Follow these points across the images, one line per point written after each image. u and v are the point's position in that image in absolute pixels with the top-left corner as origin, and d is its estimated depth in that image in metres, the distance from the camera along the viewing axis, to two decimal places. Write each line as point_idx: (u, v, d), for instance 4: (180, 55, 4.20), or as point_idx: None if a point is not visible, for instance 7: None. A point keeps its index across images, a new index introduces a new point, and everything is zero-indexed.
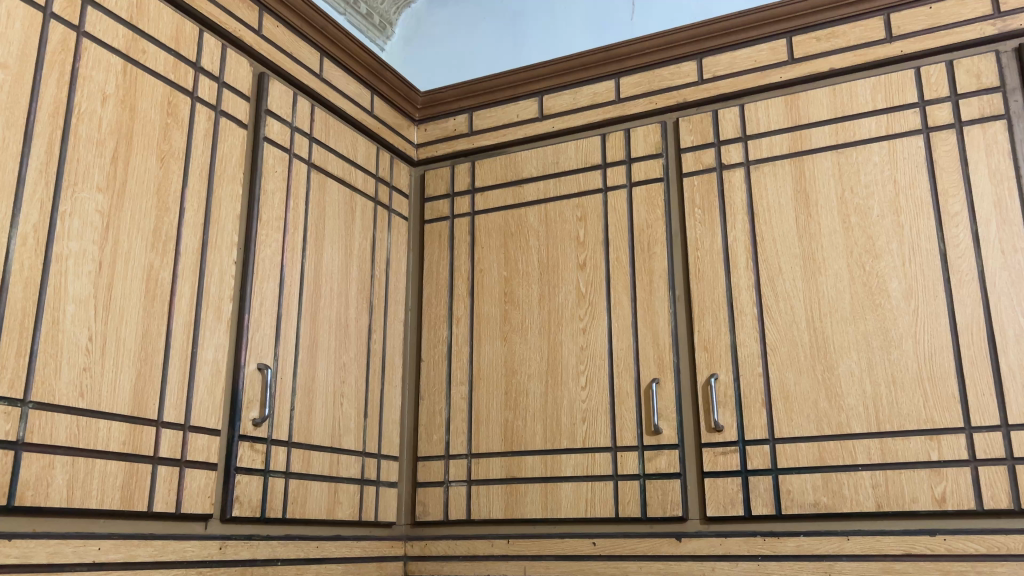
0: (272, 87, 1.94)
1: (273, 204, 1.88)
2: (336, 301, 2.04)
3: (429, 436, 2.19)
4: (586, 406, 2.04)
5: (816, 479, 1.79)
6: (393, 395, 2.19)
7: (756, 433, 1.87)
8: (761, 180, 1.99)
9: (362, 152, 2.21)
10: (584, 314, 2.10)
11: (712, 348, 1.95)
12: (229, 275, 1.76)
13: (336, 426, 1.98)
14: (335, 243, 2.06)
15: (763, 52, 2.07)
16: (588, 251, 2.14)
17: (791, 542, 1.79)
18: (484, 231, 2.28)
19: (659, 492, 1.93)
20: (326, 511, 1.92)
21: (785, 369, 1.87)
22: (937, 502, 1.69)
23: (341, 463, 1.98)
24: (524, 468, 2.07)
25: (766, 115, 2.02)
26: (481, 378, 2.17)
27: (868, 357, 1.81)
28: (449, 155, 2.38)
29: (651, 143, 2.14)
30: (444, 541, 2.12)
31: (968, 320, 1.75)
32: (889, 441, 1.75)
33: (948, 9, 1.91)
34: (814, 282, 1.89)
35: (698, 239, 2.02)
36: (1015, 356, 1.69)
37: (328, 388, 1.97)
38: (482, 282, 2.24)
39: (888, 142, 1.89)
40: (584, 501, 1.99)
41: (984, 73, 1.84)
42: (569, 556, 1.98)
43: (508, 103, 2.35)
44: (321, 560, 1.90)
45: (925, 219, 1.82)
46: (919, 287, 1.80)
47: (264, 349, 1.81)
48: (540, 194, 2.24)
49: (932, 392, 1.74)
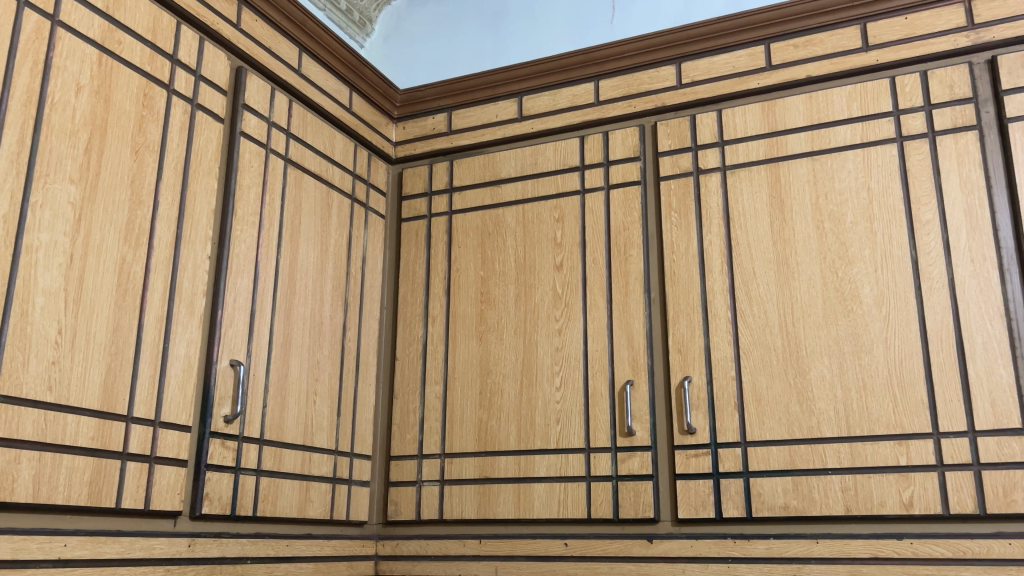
0: (250, 81, 1.92)
1: (249, 200, 1.87)
2: (311, 298, 2.02)
3: (402, 435, 2.18)
4: (560, 407, 2.05)
5: (786, 482, 1.80)
6: (367, 394, 2.19)
7: (728, 436, 1.88)
8: (737, 185, 2.01)
9: (340, 149, 2.19)
10: (561, 315, 2.11)
11: (686, 349, 1.96)
12: (203, 269, 1.75)
13: (308, 423, 1.97)
14: (311, 240, 2.04)
15: (741, 58, 2.08)
16: (565, 252, 2.14)
17: (761, 544, 1.81)
18: (462, 231, 2.27)
19: (632, 493, 1.93)
20: (297, 510, 1.91)
21: (758, 373, 1.89)
22: (905, 507, 1.71)
23: (313, 461, 1.97)
24: (496, 468, 2.07)
25: (743, 120, 2.04)
26: (456, 377, 2.17)
27: (840, 362, 1.83)
28: (428, 153, 2.38)
29: (629, 146, 2.15)
30: (416, 540, 2.11)
31: (938, 327, 1.77)
32: (859, 445, 1.77)
33: (923, 20, 1.93)
34: (788, 287, 1.91)
35: (674, 243, 2.03)
36: (982, 364, 1.72)
37: (300, 386, 1.96)
38: (459, 281, 2.24)
39: (862, 150, 1.92)
40: (556, 502, 1.99)
41: (957, 84, 1.87)
42: (541, 556, 1.99)
43: (488, 103, 2.35)
44: (291, 559, 1.88)
45: (897, 226, 1.85)
46: (890, 294, 1.82)
47: (236, 345, 1.79)
48: (518, 194, 2.24)
49: (902, 398, 1.76)
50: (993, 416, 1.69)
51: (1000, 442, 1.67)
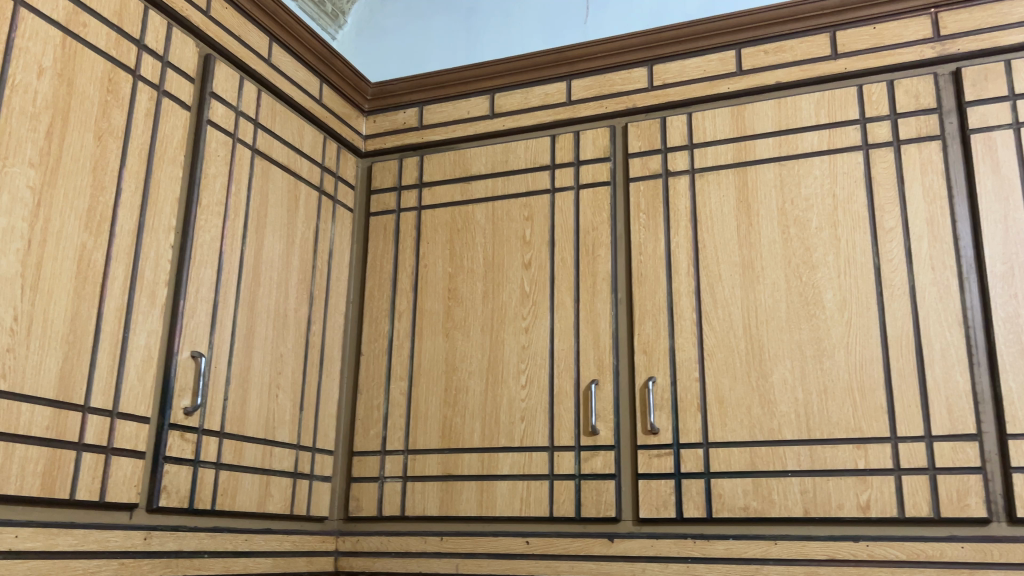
0: (219, 69, 1.90)
1: (214, 189, 1.84)
2: (275, 290, 2.00)
3: (365, 431, 2.17)
4: (525, 405, 2.05)
5: (746, 483, 1.82)
6: (330, 388, 2.17)
7: (691, 436, 1.90)
8: (705, 188, 2.02)
9: (309, 141, 2.17)
10: (528, 313, 2.10)
11: (651, 350, 1.97)
12: (165, 258, 1.72)
13: (270, 416, 1.95)
14: (277, 232, 2.02)
15: (713, 62, 2.10)
16: (534, 251, 2.14)
17: (720, 545, 1.82)
18: (430, 227, 2.26)
19: (594, 492, 1.94)
20: (257, 504, 1.88)
21: (721, 375, 1.90)
22: (862, 509, 1.73)
23: (274, 456, 1.95)
24: (460, 465, 2.06)
25: (713, 124, 2.06)
26: (421, 372, 2.16)
27: (802, 366, 1.85)
28: (398, 147, 2.36)
29: (599, 147, 2.15)
30: (377, 537, 2.10)
31: (898, 333, 1.80)
32: (818, 449, 1.79)
33: (891, 31, 1.96)
34: (751, 290, 1.93)
35: (641, 244, 2.04)
36: (940, 370, 1.75)
37: (263, 379, 1.94)
38: (427, 277, 2.23)
39: (829, 157, 1.94)
40: (519, 500, 1.99)
41: (922, 95, 1.89)
42: (502, 554, 1.98)
43: (459, 100, 2.34)
44: (249, 554, 1.86)
45: (861, 232, 1.87)
46: (853, 300, 1.85)
47: (198, 336, 1.77)
48: (487, 191, 2.23)
49: (861, 403, 1.79)
50: (949, 421, 1.72)
51: (955, 447, 1.70)
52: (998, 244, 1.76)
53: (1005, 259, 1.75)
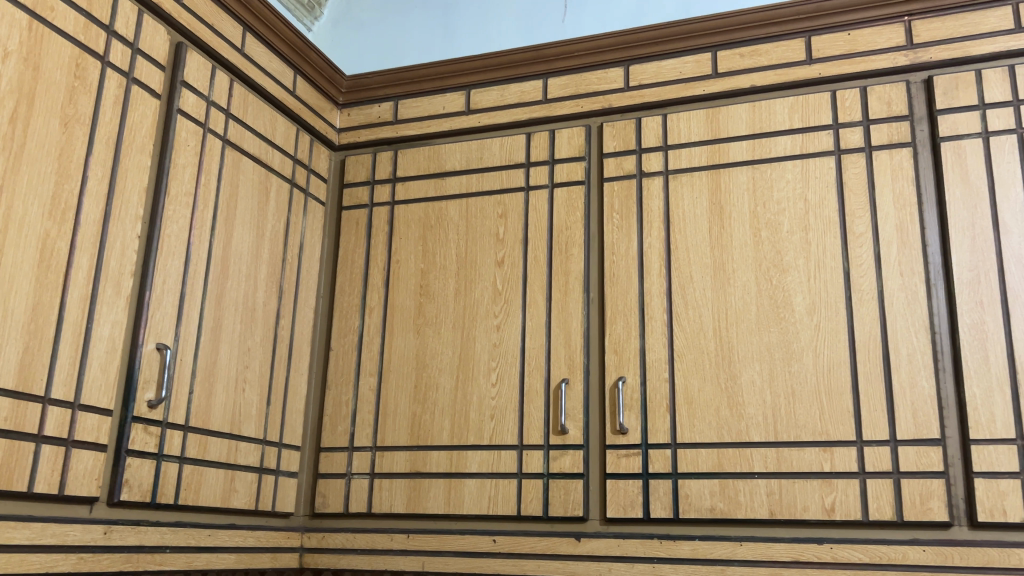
0: (190, 58, 1.87)
1: (183, 179, 1.82)
2: (244, 282, 1.98)
3: (333, 427, 2.15)
4: (495, 404, 2.04)
5: (713, 485, 1.83)
6: (298, 383, 2.15)
7: (659, 437, 1.90)
8: (679, 189, 2.03)
9: (281, 133, 2.15)
10: (500, 311, 2.10)
11: (621, 350, 1.97)
12: (132, 249, 1.69)
13: (236, 411, 1.92)
14: (247, 224, 2.00)
15: (688, 64, 2.10)
16: (507, 248, 2.13)
17: (686, 545, 1.82)
18: (403, 222, 2.25)
19: (562, 491, 1.94)
20: (221, 499, 1.86)
21: (690, 376, 1.91)
22: (827, 512, 1.75)
23: (239, 450, 1.93)
24: (428, 462, 2.05)
25: (687, 126, 2.06)
26: (391, 368, 2.15)
27: (770, 369, 1.86)
28: (372, 141, 2.34)
29: (574, 146, 2.15)
30: (342, 534, 2.08)
31: (866, 338, 1.81)
32: (785, 451, 1.80)
33: (865, 37, 1.97)
34: (722, 293, 1.93)
35: (614, 244, 2.04)
36: (906, 376, 1.77)
37: (229, 373, 1.91)
38: (399, 273, 2.21)
39: (802, 161, 1.95)
40: (486, 499, 1.99)
41: (895, 101, 1.91)
42: (468, 553, 1.97)
43: (435, 95, 2.33)
44: (212, 549, 1.84)
45: (832, 237, 1.88)
46: (822, 303, 1.86)
47: (164, 329, 1.74)
48: (461, 187, 2.22)
49: (829, 406, 1.80)
50: (914, 426, 1.74)
51: (919, 451, 1.72)
52: (965, 252, 1.78)
53: (972, 266, 1.77)
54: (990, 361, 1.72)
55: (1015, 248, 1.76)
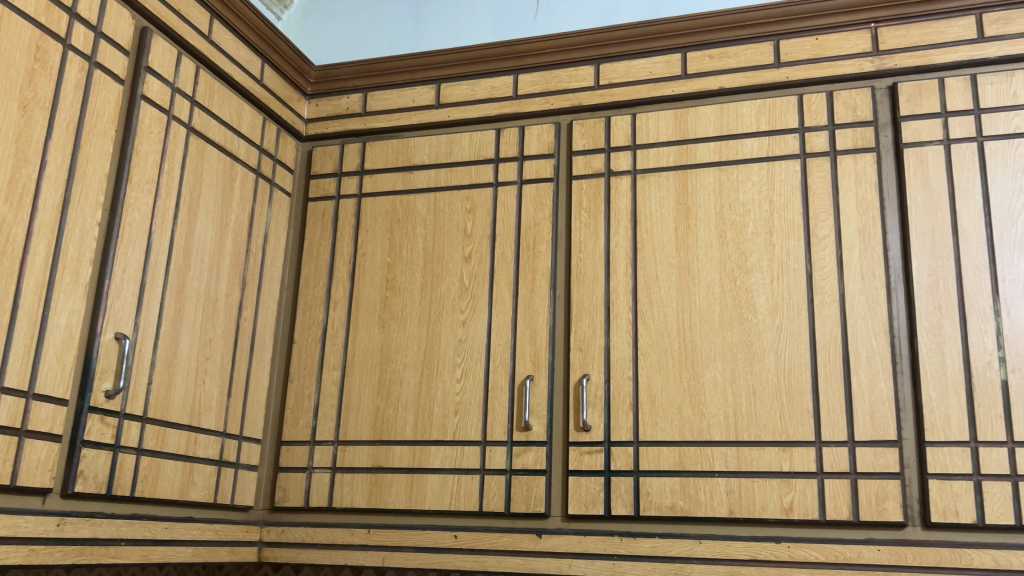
0: (155, 43, 1.84)
1: (146, 166, 1.79)
2: (206, 273, 1.95)
3: (295, 420, 2.14)
4: (459, 399, 2.03)
5: (674, 482, 1.84)
6: (260, 375, 2.13)
7: (621, 434, 1.91)
8: (646, 189, 2.04)
9: (247, 122, 2.12)
10: (465, 307, 2.09)
11: (586, 348, 1.98)
12: (91, 236, 1.66)
13: (196, 402, 1.90)
14: (210, 213, 1.97)
15: (658, 64, 2.11)
16: (474, 244, 2.13)
17: (646, 543, 1.84)
18: (370, 215, 2.23)
19: (524, 488, 1.94)
20: (179, 492, 1.84)
21: (653, 374, 1.92)
22: (785, 511, 1.77)
23: (198, 443, 1.90)
24: (391, 457, 2.04)
25: (656, 126, 2.07)
26: (355, 362, 2.13)
27: (732, 368, 1.87)
28: (340, 133, 2.32)
29: (544, 143, 2.15)
30: (302, 528, 2.06)
31: (827, 339, 1.83)
32: (745, 450, 1.82)
33: (832, 42, 1.99)
34: (686, 292, 1.94)
35: (581, 242, 2.05)
36: (865, 378, 1.79)
37: (189, 364, 1.89)
38: (365, 266, 2.20)
39: (767, 163, 1.96)
40: (448, 495, 1.98)
41: (860, 107, 1.94)
42: (429, 548, 1.97)
43: (405, 87, 2.31)
44: (169, 542, 1.81)
45: (795, 239, 1.90)
46: (784, 304, 1.88)
47: (123, 318, 1.72)
48: (430, 181, 2.21)
49: (789, 406, 1.82)
50: (872, 427, 1.77)
51: (876, 452, 1.75)
52: (925, 257, 1.81)
53: (932, 271, 1.80)
54: (947, 364, 1.75)
55: (973, 254, 1.79)
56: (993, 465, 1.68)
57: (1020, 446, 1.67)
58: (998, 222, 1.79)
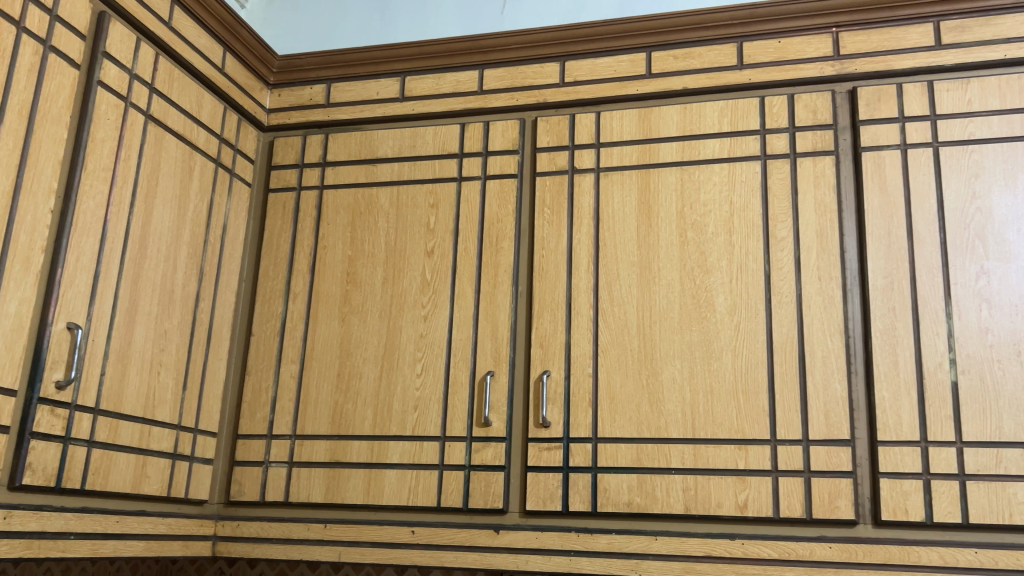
0: (113, 28, 1.80)
1: (101, 154, 1.76)
2: (163, 264, 1.92)
3: (252, 414, 2.11)
4: (419, 395, 2.03)
5: (632, 479, 1.86)
6: (217, 368, 2.10)
7: (580, 431, 1.92)
8: (609, 186, 2.04)
9: (207, 110, 2.09)
10: (427, 302, 2.08)
11: (547, 344, 1.98)
12: (43, 224, 1.63)
13: (150, 394, 1.87)
14: (168, 203, 1.94)
15: (623, 63, 2.12)
16: (437, 238, 2.12)
17: (603, 539, 1.85)
18: (332, 208, 2.21)
19: (483, 483, 1.94)
20: (131, 485, 1.80)
21: (613, 370, 1.93)
22: (740, 508, 1.79)
23: (152, 435, 1.87)
24: (349, 452, 2.03)
25: (620, 124, 2.08)
26: (314, 356, 2.11)
27: (690, 366, 1.89)
28: (302, 124, 2.30)
29: (508, 139, 2.14)
30: (258, 522, 2.04)
31: (784, 339, 1.86)
32: (702, 448, 1.84)
33: (795, 46, 2.02)
34: (647, 290, 1.96)
35: (544, 238, 2.05)
36: (820, 377, 1.82)
37: (143, 356, 1.86)
38: (325, 258, 2.18)
39: (729, 164, 1.98)
40: (406, 489, 1.98)
41: (820, 110, 1.96)
42: (386, 543, 1.96)
43: (369, 79, 2.29)
44: (120, 536, 1.78)
45: (754, 240, 1.93)
46: (742, 304, 1.90)
47: (76, 307, 1.68)
48: (393, 174, 2.19)
49: (745, 404, 1.84)
50: (826, 426, 1.79)
51: (829, 451, 1.78)
52: (880, 260, 1.84)
53: (886, 273, 1.83)
54: (899, 365, 1.78)
55: (927, 257, 1.82)
56: (941, 464, 1.71)
57: (967, 446, 1.71)
58: (951, 227, 1.82)
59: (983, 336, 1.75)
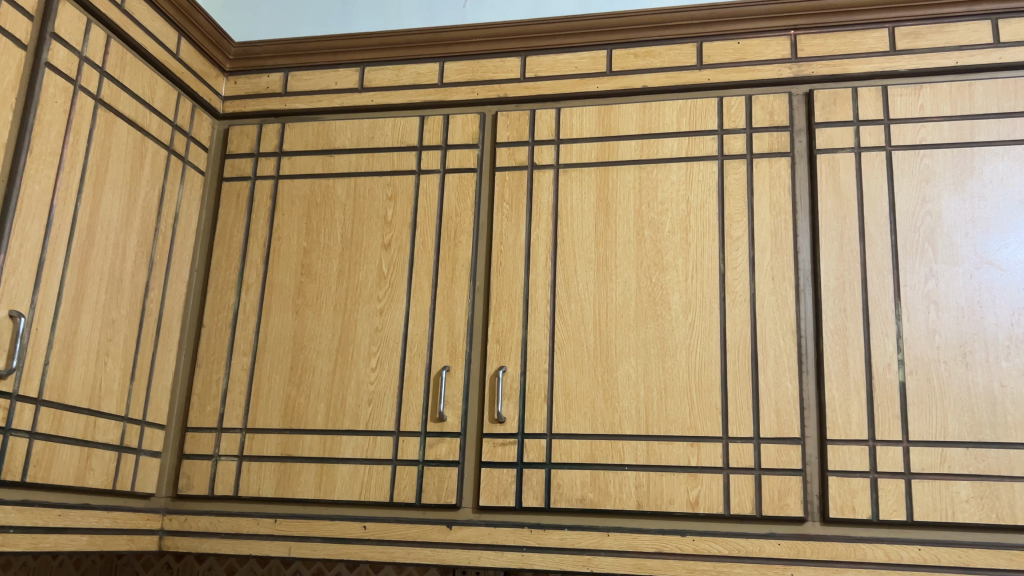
0: (63, 9, 1.76)
1: (48, 138, 1.71)
2: (111, 251, 1.88)
3: (202, 407, 2.08)
4: (373, 389, 2.01)
5: (585, 476, 1.86)
6: (166, 359, 2.07)
7: (535, 427, 1.91)
8: (568, 183, 2.04)
9: (160, 96, 2.04)
10: (383, 295, 2.06)
11: (504, 340, 1.98)
12: None
13: (96, 385, 1.83)
14: (117, 189, 1.89)
15: (584, 60, 2.12)
16: (394, 231, 2.10)
17: (555, 535, 1.85)
18: (288, 198, 2.18)
19: (436, 479, 1.93)
20: (74, 478, 1.76)
21: (569, 367, 1.93)
22: (691, 505, 1.80)
23: (97, 427, 1.83)
24: (300, 446, 2.00)
25: (580, 121, 2.08)
26: (266, 349, 2.08)
27: (645, 363, 1.90)
28: (258, 112, 2.26)
29: (468, 133, 2.13)
30: (206, 517, 2.01)
31: (737, 338, 1.87)
32: (655, 444, 1.85)
33: (753, 47, 2.03)
34: (604, 287, 1.96)
35: (503, 234, 2.04)
36: (772, 377, 1.84)
37: (90, 345, 1.82)
38: (280, 249, 2.15)
39: (686, 163, 1.99)
40: (359, 484, 1.96)
41: (777, 112, 1.98)
42: (337, 538, 1.94)
43: (328, 69, 2.26)
44: (62, 530, 1.74)
45: (710, 240, 1.94)
46: (697, 303, 1.91)
47: (18, 295, 1.64)
48: (351, 166, 2.17)
49: (698, 402, 1.85)
50: (776, 424, 1.81)
51: (780, 449, 1.80)
52: (833, 261, 1.87)
53: (838, 274, 1.86)
54: (849, 366, 1.81)
55: (878, 259, 1.85)
56: (888, 463, 1.75)
57: (913, 445, 1.74)
58: (901, 230, 1.85)
59: (931, 337, 1.79)
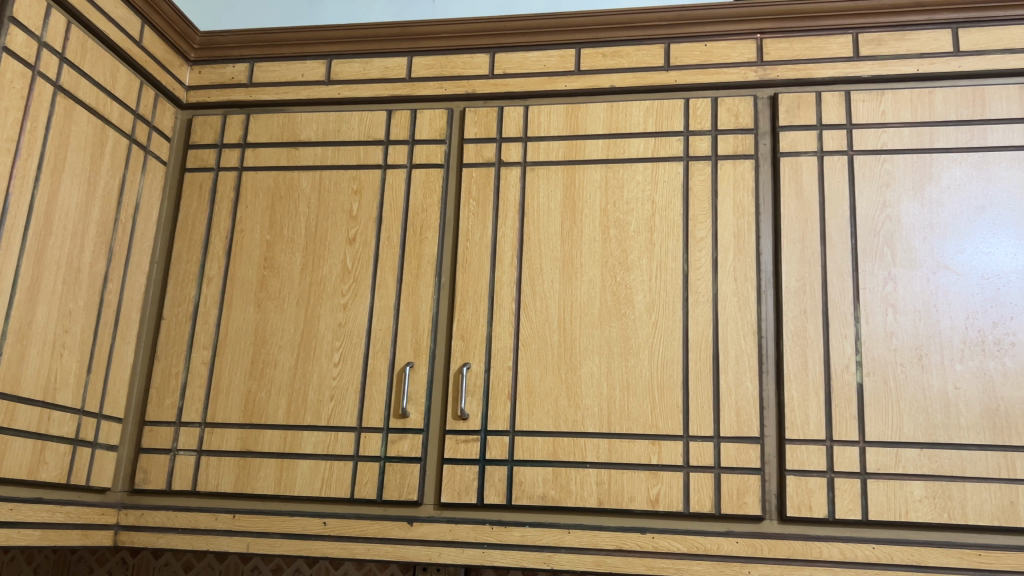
0: None
1: (4, 124, 1.67)
2: (69, 241, 1.84)
3: (160, 401, 2.05)
4: (335, 384, 1.99)
5: (547, 473, 1.87)
6: (124, 352, 2.03)
7: (498, 424, 1.92)
8: (535, 181, 2.04)
9: (122, 84, 2.01)
10: (347, 290, 2.05)
11: (468, 337, 1.97)
12: None
13: (51, 378, 1.80)
14: (76, 177, 1.86)
15: (553, 58, 2.12)
16: (359, 226, 2.08)
17: (516, 532, 1.85)
18: (251, 190, 2.16)
19: (398, 475, 1.92)
20: (27, 472, 1.73)
21: (533, 365, 1.93)
22: (651, 503, 1.82)
23: (52, 420, 1.80)
24: (260, 441, 1.98)
25: (547, 119, 2.08)
26: (227, 343, 2.06)
27: (608, 362, 1.91)
28: (223, 103, 2.23)
29: (435, 128, 2.12)
30: (163, 511, 1.98)
31: (699, 337, 1.89)
32: (616, 442, 1.86)
33: (720, 50, 2.05)
34: (569, 286, 1.97)
35: (469, 230, 2.04)
36: (733, 376, 1.86)
37: (45, 337, 1.78)
38: (243, 242, 2.12)
39: (652, 164, 2.00)
40: (319, 481, 1.94)
41: (742, 114, 2.00)
42: (296, 534, 1.93)
43: (295, 61, 2.24)
44: (14, 524, 1.70)
45: (674, 240, 1.95)
46: (660, 301, 1.92)
47: None
48: (316, 159, 2.15)
49: (660, 401, 1.87)
50: (736, 423, 1.83)
51: (739, 448, 1.82)
52: (794, 263, 1.89)
53: (799, 276, 1.88)
54: (808, 366, 1.83)
55: (838, 261, 1.88)
56: (845, 462, 1.77)
57: (870, 446, 1.77)
58: (861, 233, 1.88)
59: (888, 339, 1.82)
